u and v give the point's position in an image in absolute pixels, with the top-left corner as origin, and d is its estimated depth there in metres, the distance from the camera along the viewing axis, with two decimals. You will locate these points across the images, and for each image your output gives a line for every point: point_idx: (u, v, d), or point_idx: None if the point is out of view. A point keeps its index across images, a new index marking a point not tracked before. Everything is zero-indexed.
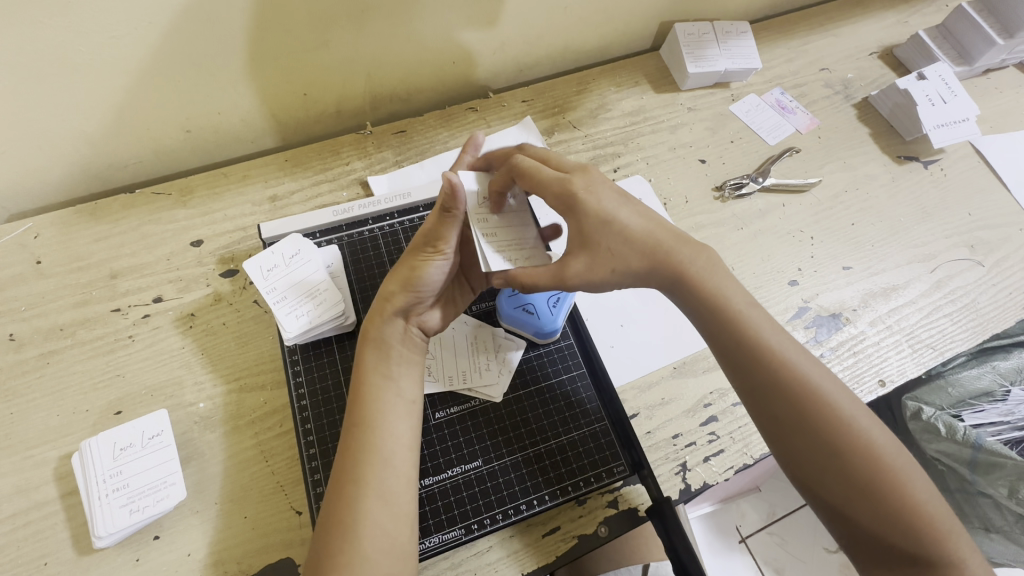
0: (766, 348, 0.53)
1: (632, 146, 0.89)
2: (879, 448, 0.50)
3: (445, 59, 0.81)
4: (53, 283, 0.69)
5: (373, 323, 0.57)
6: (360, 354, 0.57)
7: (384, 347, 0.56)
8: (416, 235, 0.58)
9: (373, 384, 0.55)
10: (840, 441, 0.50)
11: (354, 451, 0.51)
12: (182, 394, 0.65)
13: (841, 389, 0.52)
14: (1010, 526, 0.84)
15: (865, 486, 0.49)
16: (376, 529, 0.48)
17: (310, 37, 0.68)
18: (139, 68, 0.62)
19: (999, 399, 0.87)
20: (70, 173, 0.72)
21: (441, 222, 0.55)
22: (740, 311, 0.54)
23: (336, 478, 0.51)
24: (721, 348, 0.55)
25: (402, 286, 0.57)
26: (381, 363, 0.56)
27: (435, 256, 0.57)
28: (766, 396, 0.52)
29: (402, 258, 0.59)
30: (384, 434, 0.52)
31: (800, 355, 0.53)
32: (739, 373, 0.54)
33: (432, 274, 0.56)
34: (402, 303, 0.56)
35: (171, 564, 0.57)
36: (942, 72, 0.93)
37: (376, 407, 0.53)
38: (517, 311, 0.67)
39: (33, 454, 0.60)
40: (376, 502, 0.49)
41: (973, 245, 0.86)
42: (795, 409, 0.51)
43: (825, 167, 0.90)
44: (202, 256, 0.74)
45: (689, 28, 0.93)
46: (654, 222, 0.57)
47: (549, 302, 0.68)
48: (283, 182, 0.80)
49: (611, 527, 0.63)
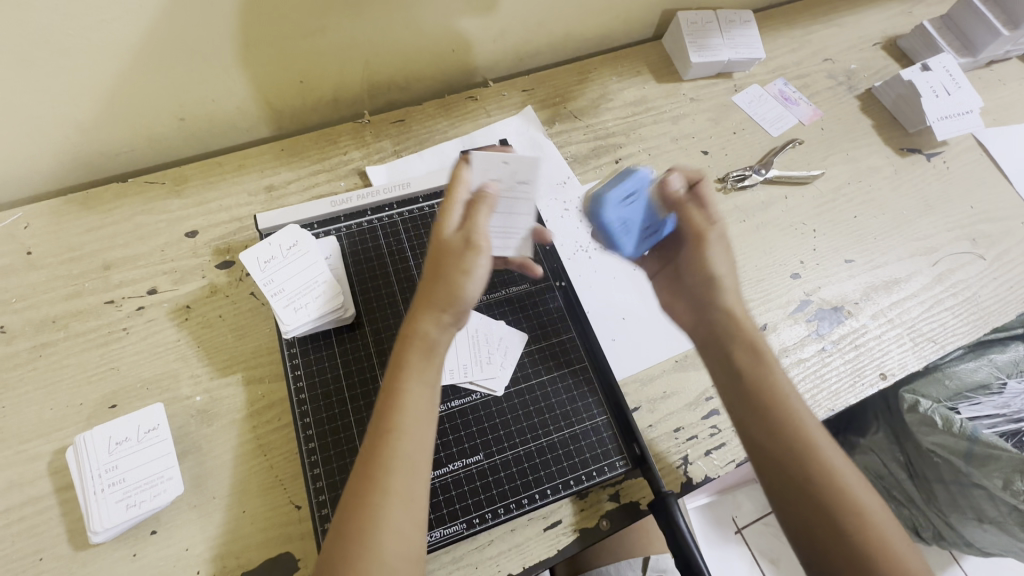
0: (777, 396, 0.55)
1: (633, 136, 0.88)
2: (878, 522, 0.49)
3: (445, 47, 0.80)
4: (44, 274, 0.68)
5: (422, 326, 0.53)
6: (402, 355, 0.53)
7: (434, 348, 0.53)
8: (450, 239, 0.54)
9: (407, 391, 0.52)
10: (835, 504, 0.50)
11: (386, 456, 0.49)
12: (178, 388, 0.64)
13: (842, 458, 0.53)
14: (1005, 517, 0.81)
15: (847, 538, 0.49)
16: (398, 536, 0.47)
17: (305, 23, 0.66)
18: (130, 53, 0.61)
19: (996, 391, 0.86)
20: (60, 161, 0.70)
21: (478, 216, 0.55)
22: (756, 362, 0.57)
23: (357, 481, 0.49)
24: (731, 395, 0.57)
25: (454, 287, 0.53)
26: (427, 367, 0.53)
27: (477, 252, 0.54)
28: (774, 443, 0.53)
29: (437, 256, 0.54)
30: (415, 442, 0.51)
31: (807, 411, 0.55)
32: (739, 418, 0.56)
33: (479, 273, 0.54)
34: (453, 304, 0.53)
35: (168, 559, 0.56)
36: (947, 63, 0.92)
37: (412, 414, 0.51)
38: (611, 221, 0.73)
39: (26, 448, 0.59)
40: (399, 508, 0.48)
41: (975, 238, 0.85)
42: (797, 466, 0.52)
43: (827, 159, 0.90)
44: (198, 247, 0.72)
45: (693, 16, 0.91)
46: (736, 287, 0.61)
47: (642, 232, 0.70)
48: (279, 172, 0.78)
49: (613, 521, 0.63)
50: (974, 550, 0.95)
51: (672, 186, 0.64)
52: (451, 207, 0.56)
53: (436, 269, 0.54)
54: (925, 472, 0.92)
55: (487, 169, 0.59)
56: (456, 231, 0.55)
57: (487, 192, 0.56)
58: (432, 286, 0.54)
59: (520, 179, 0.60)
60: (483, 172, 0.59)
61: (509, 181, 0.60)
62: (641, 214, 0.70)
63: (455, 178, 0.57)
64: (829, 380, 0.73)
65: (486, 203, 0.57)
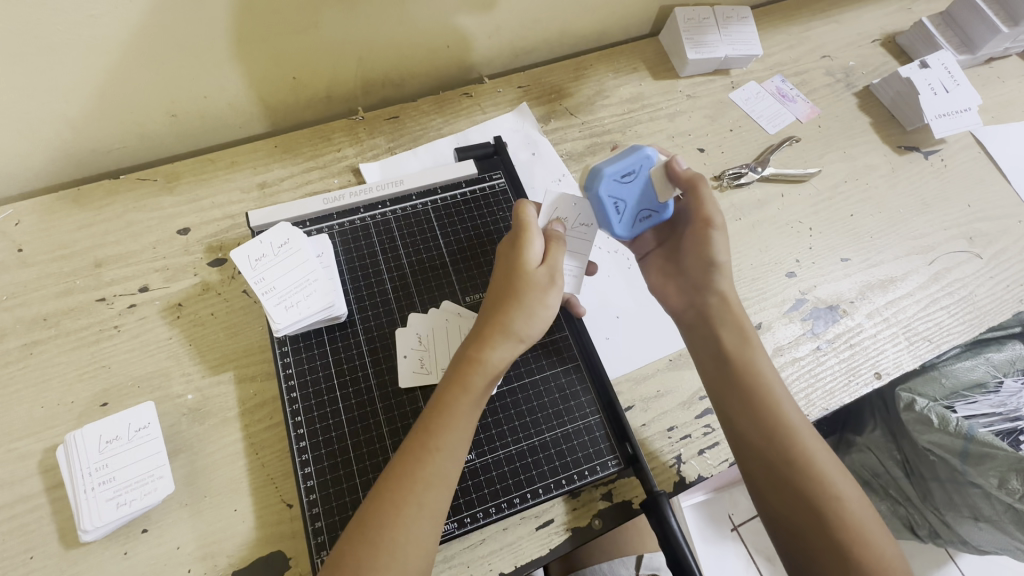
0: (760, 388, 0.58)
1: (629, 134, 0.88)
2: (847, 498, 0.53)
3: (439, 43, 0.79)
4: (35, 272, 0.68)
5: (496, 354, 0.54)
6: (468, 379, 0.53)
7: (497, 377, 0.55)
8: (531, 271, 0.56)
9: (460, 412, 0.53)
10: (807, 482, 0.54)
11: (431, 473, 0.51)
12: (170, 386, 0.64)
13: (820, 444, 0.56)
14: (999, 516, 0.81)
15: (822, 524, 0.52)
16: (420, 546, 0.49)
17: (298, 19, 0.66)
18: (120, 49, 0.60)
19: (992, 390, 0.86)
20: (51, 158, 0.69)
21: (558, 254, 0.58)
22: (740, 354, 0.60)
23: (392, 491, 0.50)
24: (716, 386, 0.61)
25: (532, 323, 0.56)
26: (485, 394, 0.55)
27: (555, 291, 0.57)
28: (759, 423, 0.57)
29: (520, 288, 0.55)
30: (455, 461, 0.52)
31: (789, 400, 0.58)
32: (723, 410, 0.59)
33: (552, 311, 0.57)
34: (523, 335, 0.55)
35: (159, 557, 0.56)
36: (945, 60, 0.91)
37: (462, 436, 0.53)
38: (606, 201, 0.61)
39: (17, 447, 0.59)
40: (428, 524, 0.50)
41: (972, 236, 0.85)
42: (774, 446, 0.55)
43: (824, 157, 0.89)
44: (190, 244, 0.72)
45: (690, 12, 0.90)
46: (730, 271, 0.63)
47: (638, 216, 0.63)
48: (272, 169, 0.78)
49: (605, 520, 0.63)
50: (970, 547, 0.95)
51: (680, 167, 0.60)
52: (535, 242, 0.57)
53: (520, 302, 0.55)
54: (921, 471, 0.91)
55: (555, 208, 0.63)
56: (538, 266, 0.57)
57: (557, 233, 0.60)
58: (512, 317, 0.55)
59: (583, 220, 0.64)
60: (551, 211, 0.64)
61: (572, 221, 0.64)
62: (638, 194, 0.62)
63: (528, 211, 0.58)
64: (824, 380, 0.73)
65: (558, 240, 0.60)
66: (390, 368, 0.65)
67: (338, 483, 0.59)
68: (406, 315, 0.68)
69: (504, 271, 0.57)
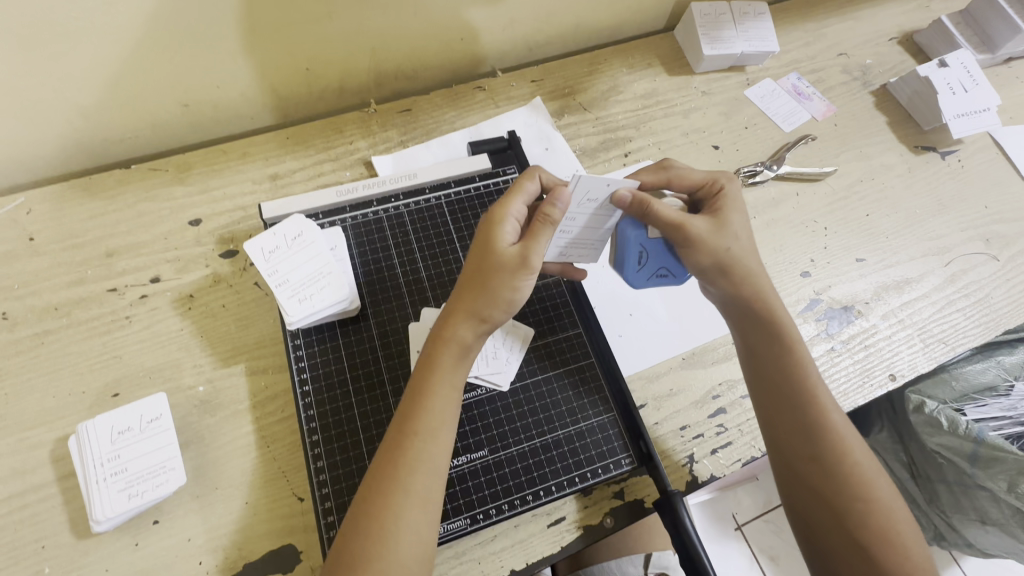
0: (802, 381, 0.57)
1: (643, 130, 0.87)
2: (880, 497, 0.53)
3: (453, 36, 0.78)
4: (47, 261, 0.67)
5: (456, 330, 0.54)
6: (437, 358, 0.53)
7: (466, 357, 0.54)
8: (502, 253, 0.55)
9: (431, 397, 0.52)
10: (838, 478, 0.54)
11: (412, 459, 0.50)
12: (181, 377, 0.64)
13: (858, 441, 0.56)
14: (1007, 519, 0.79)
15: (843, 519, 0.53)
16: (411, 536, 0.48)
17: (312, 10, 0.65)
18: (135, 39, 0.60)
19: (1003, 393, 0.85)
20: (63, 147, 0.69)
21: (534, 233, 0.54)
22: (778, 344, 0.59)
23: (379, 482, 0.49)
24: (752, 378, 0.60)
25: (497, 305, 0.54)
26: (458, 373, 0.54)
27: (525, 271, 0.54)
28: (801, 417, 0.56)
29: (488, 270, 0.54)
30: (439, 445, 0.51)
31: (826, 396, 0.57)
32: (760, 398, 0.59)
33: (521, 290, 0.54)
34: (491, 312, 0.54)
35: (170, 549, 0.56)
36: (964, 59, 0.90)
37: (436, 420, 0.52)
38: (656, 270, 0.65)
39: (28, 436, 0.59)
40: (418, 514, 0.49)
41: (988, 239, 0.84)
42: (807, 438, 0.55)
43: (839, 156, 0.88)
44: (202, 235, 0.71)
45: (707, 8, 0.89)
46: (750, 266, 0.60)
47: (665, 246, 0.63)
48: (283, 161, 0.77)
49: (617, 519, 0.62)
50: (976, 550, 0.95)
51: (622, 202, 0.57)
52: (505, 226, 0.56)
53: (484, 284, 0.54)
54: (929, 473, 0.91)
55: (588, 190, 0.56)
56: (508, 248, 0.55)
57: (548, 211, 0.54)
58: (475, 299, 0.54)
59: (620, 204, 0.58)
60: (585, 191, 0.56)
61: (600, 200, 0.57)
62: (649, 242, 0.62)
63: (512, 197, 0.58)
64: (838, 380, 0.72)
65: (545, 220, 0.54)
66: (402, 362, 0.65)
67: (349, 478, 0.58)
68: (418, 310, 0.68)
69: (475, 253, 0.56)
